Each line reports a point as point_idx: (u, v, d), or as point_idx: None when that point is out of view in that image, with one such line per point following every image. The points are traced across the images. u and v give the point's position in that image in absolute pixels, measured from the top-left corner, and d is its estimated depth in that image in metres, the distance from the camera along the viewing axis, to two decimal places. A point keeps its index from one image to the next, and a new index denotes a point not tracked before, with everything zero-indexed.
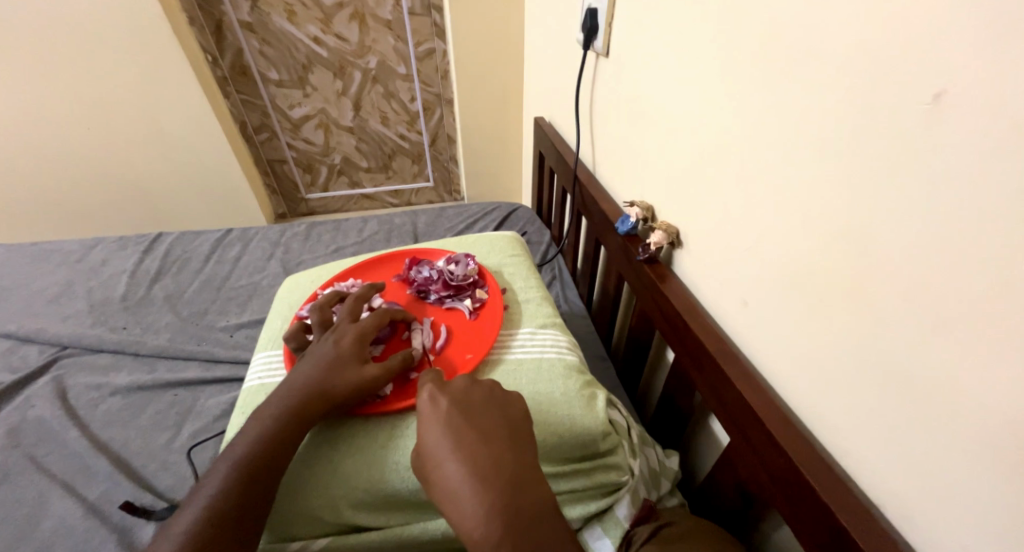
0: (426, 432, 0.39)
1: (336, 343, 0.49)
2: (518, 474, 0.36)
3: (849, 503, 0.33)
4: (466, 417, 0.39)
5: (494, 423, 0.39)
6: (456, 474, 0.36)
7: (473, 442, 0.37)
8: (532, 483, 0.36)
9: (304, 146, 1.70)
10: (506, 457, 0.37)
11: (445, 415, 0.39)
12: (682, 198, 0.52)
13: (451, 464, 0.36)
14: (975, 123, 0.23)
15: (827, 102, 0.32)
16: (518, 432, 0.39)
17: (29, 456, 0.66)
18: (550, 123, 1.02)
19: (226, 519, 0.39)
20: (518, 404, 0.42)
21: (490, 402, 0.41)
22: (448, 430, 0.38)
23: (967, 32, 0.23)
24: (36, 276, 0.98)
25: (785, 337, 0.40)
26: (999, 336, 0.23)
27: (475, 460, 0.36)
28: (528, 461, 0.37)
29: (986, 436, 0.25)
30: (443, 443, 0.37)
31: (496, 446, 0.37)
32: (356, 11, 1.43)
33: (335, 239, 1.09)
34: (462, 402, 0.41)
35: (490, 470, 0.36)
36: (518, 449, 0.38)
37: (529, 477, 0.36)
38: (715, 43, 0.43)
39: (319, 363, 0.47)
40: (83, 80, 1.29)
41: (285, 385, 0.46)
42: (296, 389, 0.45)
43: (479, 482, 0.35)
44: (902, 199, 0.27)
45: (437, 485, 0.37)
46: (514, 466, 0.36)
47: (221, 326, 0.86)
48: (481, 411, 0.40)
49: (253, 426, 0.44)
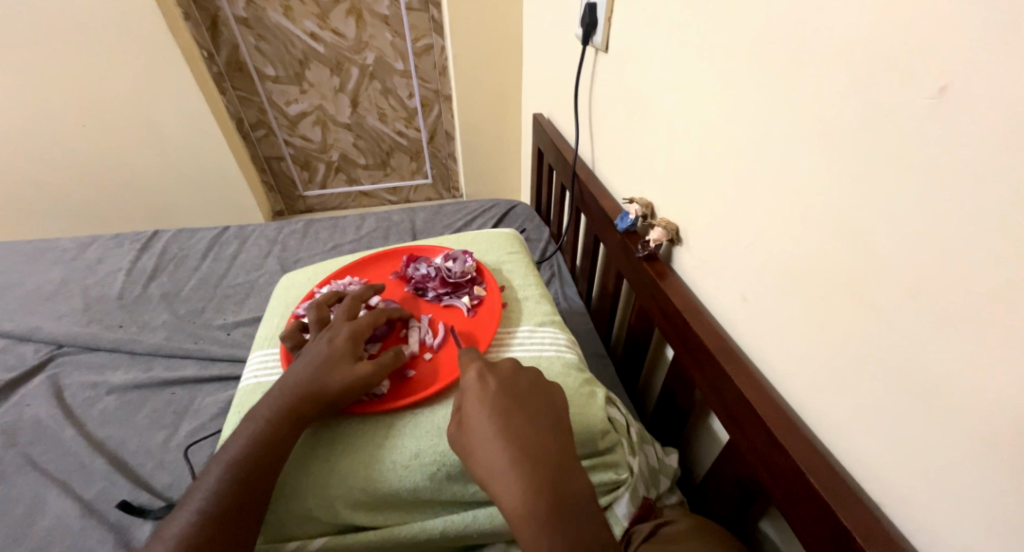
0: (473, 408, 0.39)
1: (329, 341, 0.48)
2: (561, 457, 0.36)
3: (850, 500, 0.33)
4: (513, 398, 0.39)
5: (540, 407, 0.40)
6: (501, 450, 0.36)
7: (521, 422, 0.37)
8: (572, 467, 0.36)
9: (301, 143, 1.69)
10: (551, 441, 0.37)
11: (493, 394, 0.39)
12: (682, 195, 0.52)
13: (496, 441, 0.36)
14: (982, 116, 0.23)
15: (831, 96, 0.31)
16: (561, 418, 0.40)
17: (25, 455, 0.65)
18: (549, 120, 1.01)
19: (220, 522, 0.38)
20: (559, 391, 0.42)
21: (534, 388, 0.41)
22: (496, 408, 0.38)
23: (973, 24, 0.22)
24: (31, 275, 0.97)
25: (786, 335, 0.39)
26: (1003, 333, 0.23)
27: (521, 439, 0.36)
28: (569, 448, 0.38)
29: (989, 434, 0.24)
30: (491, 418, 0.38)
31: (542, 429, 0.38)
32: (354, 7, 1.42)
33: (333, 236, 1.08)
34: (508, 384, 0.41)
35: (536, 450, 0.36)
36: (561, 435, 0.38)
37: (569, 460, 0.37)
38: (715, 38, 0.42)
39: (313, 362, 0.46)
40: (77, 76, 1.28)
41: (280, 384, 0.46)
42: (292, 387, 0.45)
43: (525, 460, 0.35)
44: (906, 193, 0.27)
45: (478, 459, 0.37)
46: (557, 449, 0.37)
47: (218, 324, 0.86)
48: (528, 394, 0.40)
49: (247, 427, 0.43)
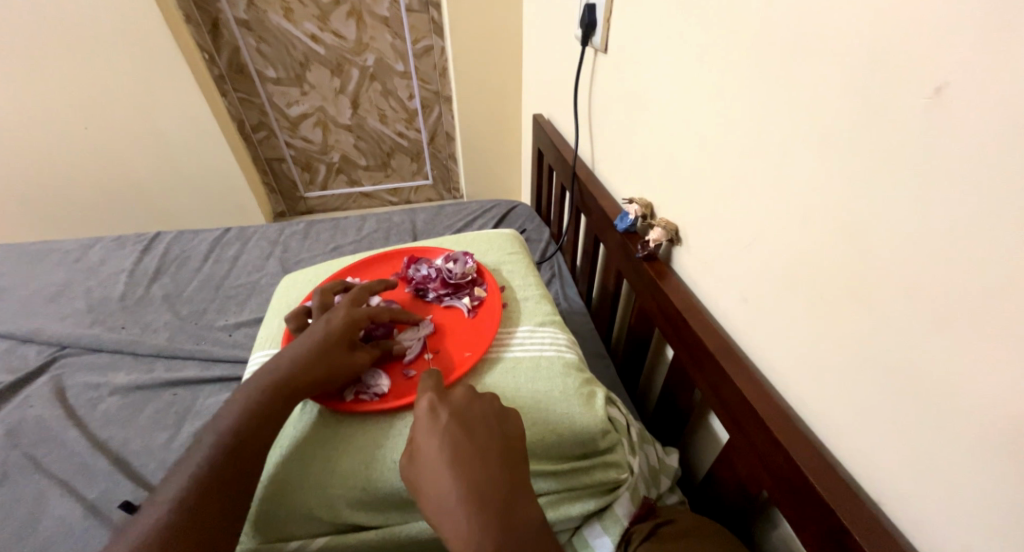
0: (423, 442, 0.39)
1: (325, 323, 0.50)
2: (509, 491, 0.36)
3: (850, 501, 0.33)
4: (464, 432, 0.39)
5: (491, 437, 0.39)
6: (450, 486, 0.36)
7: (469, 458, 0.37)
8: (520, 498, 0.37)
9: (302, 144, 1.69)
10: (499, 473, 0.37)
11: (444, 427, 0.39)
12: (680, 196, 0.52)
13: (446, 477, 0.36)
14: (977, 116, 0.23)
15: (827, 97, 0.31)
16: (513, 448, 0.39)
17: (28, 456, 0.65)
18: (549, 120, 1.01)
19: (205, 506, 0.38)
20: (516, 416, 0.42)
21: (488, 415, 0.41)
22: (446, 444, 0.38)
23: (965, 28, 0.23)
24: (34, 276, 0.98)
25: (785, 336, 0.39)
26: (996, 330, 0.23)
27: (469, 477, 0.36)
28: (519, 477, 0.38)
29: (989, 434, 0.24)
30: (439, 457, 0.37)
31: (490, 462, 0.37)
32: (354, 9, 1.42)
33: (333, 237, 1.08)
34: (460, 414, 0.40)
35: (483, 487, 0.36)
36: (511, 466, 0.38)
37: (517, 491, 0.37)
38: (713, 39, 0.42)
39: (306, 343, 0.48)
40: (78, 78, 1.28)
41: (274, 359, 0.47)
42: (280, 365, 0.46)
43: (471, 498, 0.35)
44: (903, 195, 0.27)
45: (428, 496, 0.37)
46: (506, 483, 0.37)
47: (220, 325, 0.86)
48: (480, 425, 0.40)
49: (236, 399, 0.45)
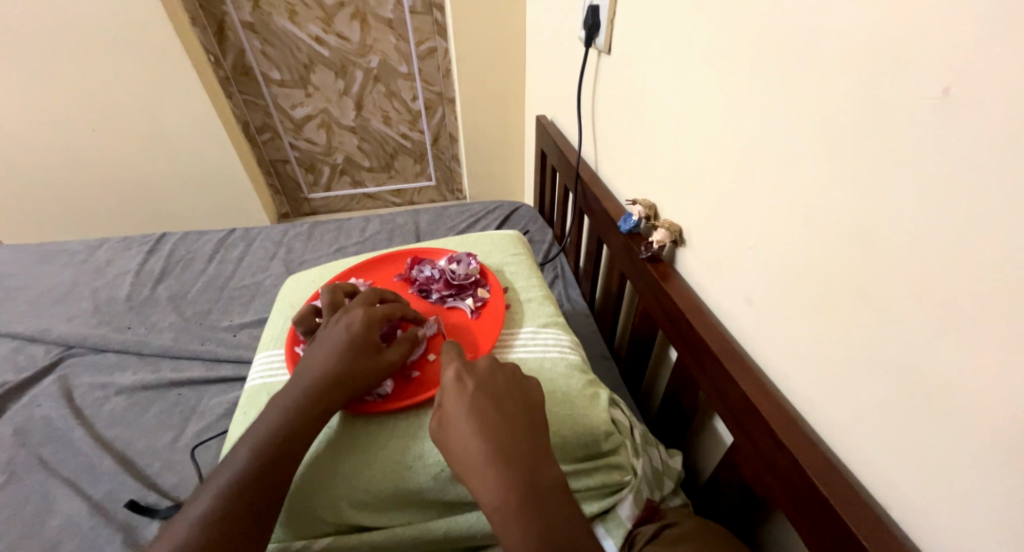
0: (451, 409, 0.39)
1: (346, 328, 0.48)
2: (537, 456, 0.37)
3: (855, 503, 0.32)
4: (490, 398, 0.39)
5: (516, 405, 0.39)
6: (481, 451, 0.36)
7: (497, 422, 0.37)
8: (547, 460, 0.37)
9: (306, 146, 1.70)
10: (527, 439, 0.37)
11: (471, 395, 0.39)
12: (684, 197, 0.52)
13: (475, 442, 0.36)
14: (985, 117, 0.23)
15: (831, 98, 0.31)
16: (536, 416, 0.40)
17: (36, 455, 0.66)
18: (552, 122, 1.02)
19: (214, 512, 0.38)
20: (537, 386, 0.42)
21: (511, 384, 0.41)
22: (474, 410, 0.38)
23: (970, 29, 0.23)
24: (41, 277, 0.99)
25: (789, 337, 0.39)
26: (1000, 333, 0.23)
27: (498, 440, 0.36)
28: (546, 444, 0.38)
29: (993, 436, 0.24)
30: (467, 420, 0.38)
31: (518, 429, 0.38)
32: (358, 11, 1.43)
33: (337, 238, 1.09)
34: (486, 384, 0.41)
35: (512, 449, 0.36)
36: (536, 432, 0.38)
37: (545, 456, 0.37)
38: (717, 41, 0.42)
39: (334, 348, 0.47)
40: (85, 80, 1.29)
41: (301, 372, 0.46)
42: (314, 375, 0.45)
43: (501, 458, 0.36)
44: (909, 197, 0.27)
45: (458, 459, 0.37)
46: (533, 446, 0.37)
47: (224, 326, 0.86)
48: (505, 393, 0.40)
49: (270, 413, 0.43)
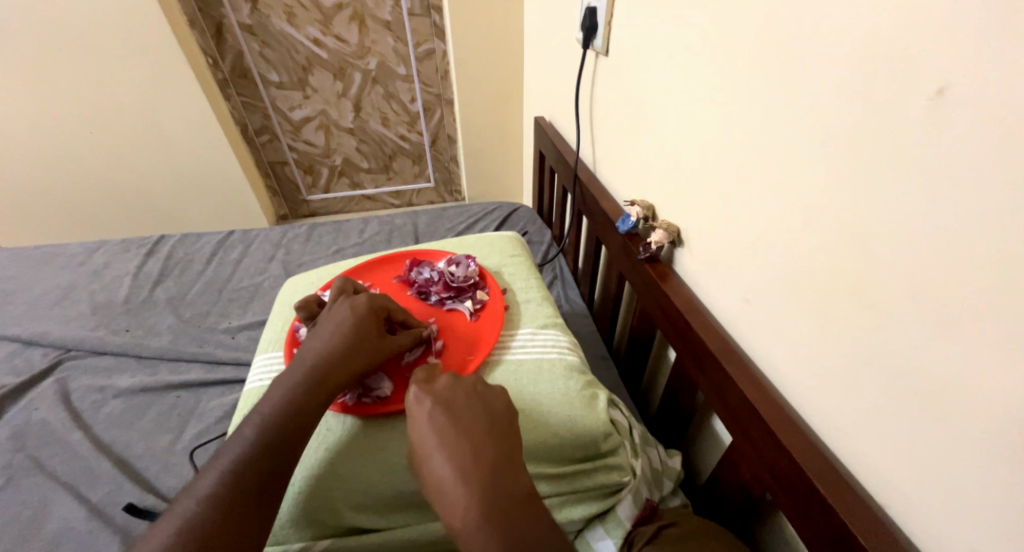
0: (415, 432, 0.39)
1: (351, 309, 0.49)
2: (499, 467, 0.36)
3: (853, 502, 0.33)
4: (449, 414, 0.39)
5: (477, 419, 0.39)
6: (444, 469, 0.36)
7: (455, 439, 0.37)
8: (512, 470, 0.37)
9: (304, 148, 1.70)
10: (488, 450, 0.37)
11: (430, 414, 0.39)
12: (682, 198, 0.52)
13: (438, 461, 0.37)
14: (978, 118, 0.23)
15: (828, 99, 0.31)
16: (498, 427, 0.39)
17: (33, 458, 0.66)
18: (550, 123, 1.02)
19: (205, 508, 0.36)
20: (501, 398, 0.42)
21: (472, 398, 0.41)
22: (432, 429, 0.38)
23: (963, 32, 0.23)
24: (39, 279, 0.98)
25: (787, 338, 0.39)
26: (995, 332, 0.23)
27: (457, 455, 0.36)
28: (511, 454, 0.38)
29: (991, 434, 0.24)
30: (428, 440, 0.38)
31: (479, 442, 0.37)
32: (356, 13, 1.43)
33: (336, 240, 1.09)
34: (447, 401, 0.41)
35: (471, 463, 0.36)
36: (499, 442, 0.38)
37: (509, 466, 0.37)
38: (715, 42, 0.42)
39: (337, 330, 0.47)
40: (82, 83, 1.29)
41: (305, 353, 0.46)
42: (319, 351, 0.46)
43: (460, 476, 0.35)
44: (905, 197, 0.27)
45: (428, 480, 0.37)
46: (495, 458, 0.37)
47: (223, 328, 0.86)
48: (464, 408, 0.40)
49: (276, 392, 0.44)
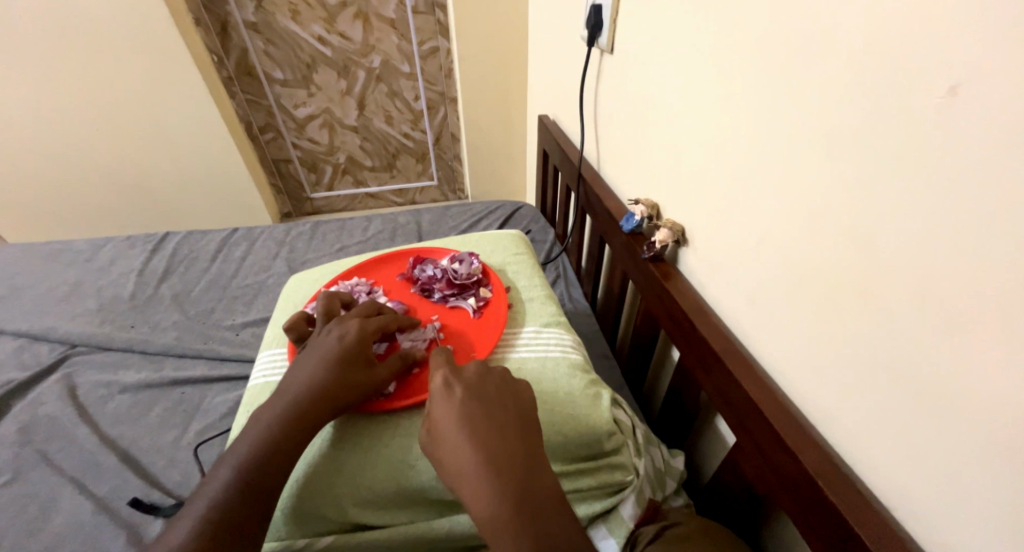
0: (441, 417, 0.39)
1: (338, 339, 0.48)
2: (527, 461, 0.37)
3: (858, 503, 0.32)
4: (479, 403, 0.39)
5: (507, 410, 0.40)
6: (470, 458, 0.36)
7: (486, 428, 0.38)
8: (538, 463, 0.37)
9: (308, 145, 1.70)
10: (516, 443, 0.37)
11: (459, 401, 0.39)
12: (687, 197, 0.52)
13: (465, 449, 0.37)
14: (988, 117, 0.23)
15: (835, 97, 0.31)
16: (527, 419, 0.40)
17: (40, 453, 0.66)
18: (555, 121, 1.01)
19: (215, 509, 0.38)
20: (528, 390, 0.43)
21: (501, 388, 0.41)
22: (462, 416, 0.38)
23: (976, 30, 0.22)
24: (46, 275, 0.99)
25: (792, 338, 0.39)
26: (1000, 332, 0.23)
27: (487, 445, 0.37)
28: (536, 448, 0.38)
29: (996, 434, 0.24)
30: (456, 425, 0.38)
31: (507, 434, 0.38)
32: (360, 11, 1.43)
33: (339, 238, 1.09)
34: (476, 390, 0.41)
35: (502, 454, 0.36)
36: (527, 435, 0.39)
37: (534, 461, 0.37)
38: (723, 40, 0.42)
39: (322, 362, 0.46)
40: (88, 80, 1.30)
41: (290, 383, 0.46)
42: (303, 383, 0.45)
43: (490, 465, 0.36)
44: (913, 195, 0.27)
45: (448, 465, 0.37)
46: (525, 450, 0.37)
47: (227, 325, 0.87)
48: (494, 398, 0.40)
49: (275, 402, 0.44)
